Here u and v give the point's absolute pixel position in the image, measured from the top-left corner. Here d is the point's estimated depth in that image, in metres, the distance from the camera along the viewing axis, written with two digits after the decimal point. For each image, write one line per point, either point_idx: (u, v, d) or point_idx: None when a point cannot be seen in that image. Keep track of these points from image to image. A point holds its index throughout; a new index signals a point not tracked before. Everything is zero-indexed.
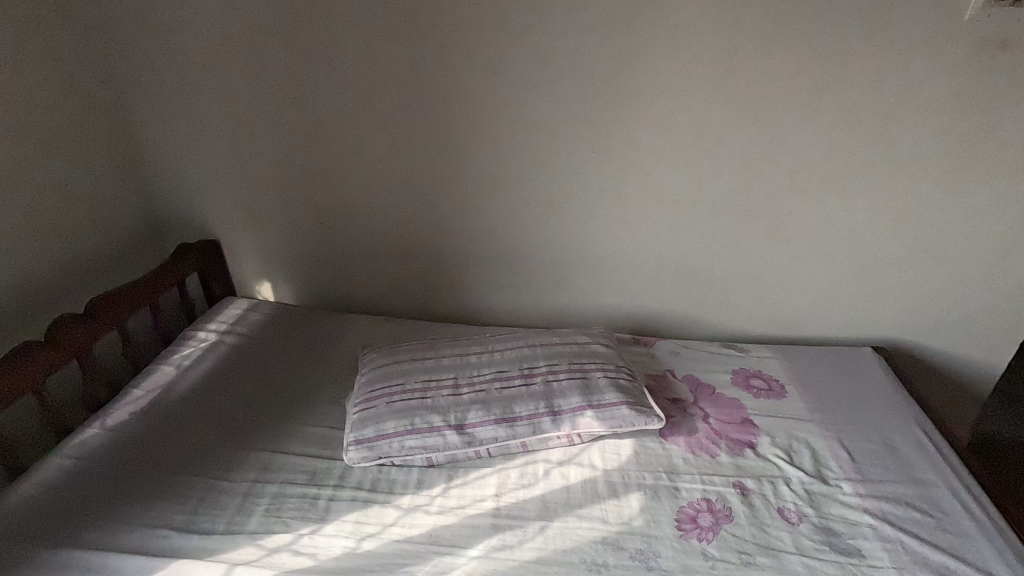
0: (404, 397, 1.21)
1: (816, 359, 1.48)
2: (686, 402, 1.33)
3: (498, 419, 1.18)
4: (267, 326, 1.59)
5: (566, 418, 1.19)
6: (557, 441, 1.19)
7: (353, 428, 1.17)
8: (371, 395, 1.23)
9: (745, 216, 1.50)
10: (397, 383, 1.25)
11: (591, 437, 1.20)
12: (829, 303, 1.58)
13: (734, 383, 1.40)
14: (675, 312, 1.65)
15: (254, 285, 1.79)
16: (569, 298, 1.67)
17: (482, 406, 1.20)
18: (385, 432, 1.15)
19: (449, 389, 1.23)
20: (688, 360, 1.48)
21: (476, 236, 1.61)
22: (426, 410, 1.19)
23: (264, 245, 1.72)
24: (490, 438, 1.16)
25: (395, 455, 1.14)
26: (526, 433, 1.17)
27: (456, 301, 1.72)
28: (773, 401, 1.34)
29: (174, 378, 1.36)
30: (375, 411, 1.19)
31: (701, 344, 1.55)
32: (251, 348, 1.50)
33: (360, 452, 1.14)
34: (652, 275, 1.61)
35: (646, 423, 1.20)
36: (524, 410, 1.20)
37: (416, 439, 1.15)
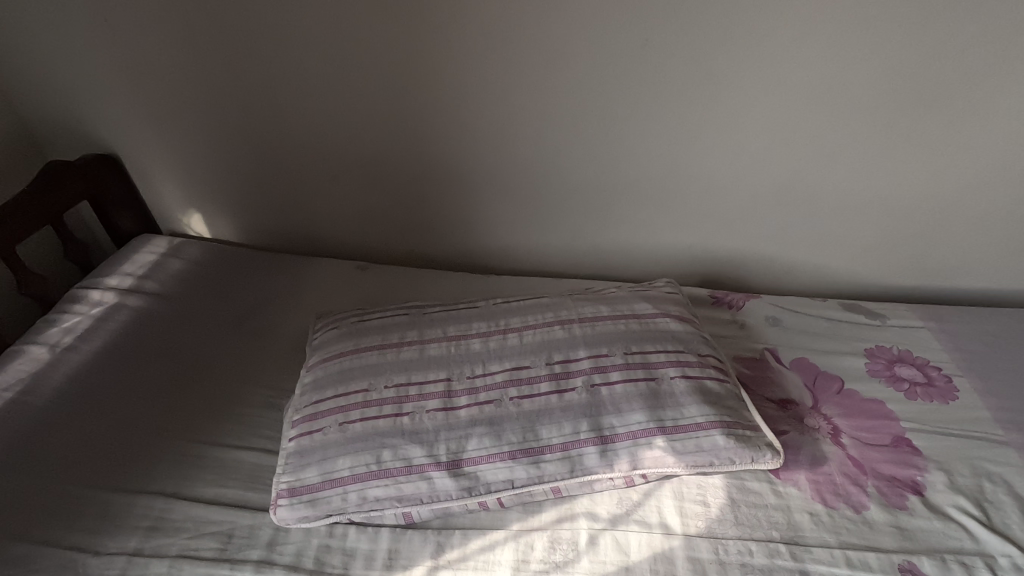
0: (367, 415, 0.77)
1: (992, 332, 0.99)
2: (802, 408, 0.87)
3: (514, 453, 0.74)
4: (190, 279, 1.13)
5: (623, 452, 0.75)
6: (608, 483, 0.76)
7: (286, 467, 0.75)
8: (316, 409, 0.79)
9: (897, 111, 0.97)
10: (357, 389, 0.80)
11: (660, 477, 0.77)
12: (992, 235, 1.11)
13: (873, 372, 0.92)
14: (768, 254, 1.17)
15: (181, 216, 1.31)
16: (616, 234, 1.18)
17: (491, 429, 0.75)
18: (335, 478, 0.73)
19: (439, 401, 0.79)
20: (795, 333, 1.00)
21: (479, 148, 1.09)
22: (401, 439, 0.75)
23: (183, 163, 1.22)
24: (502, 483, 0.73)
25: (354, 511, 0.72)
26: (559, 477, 0.74)
27: (455, 238, 1.23)
28: (938, 405, 0.87)
29: (45, 367, 0.93)
30: (321, 439, 0.76)
31: (812, 305, 1.05)
32: (164, 314, 1.05)
33: (296, 508, 0.72)
34: (743, 201, 1.10)
35: (753, 460, 0.75)
36: (557, 438, 0.75)
37: (386, 488, 0.72)
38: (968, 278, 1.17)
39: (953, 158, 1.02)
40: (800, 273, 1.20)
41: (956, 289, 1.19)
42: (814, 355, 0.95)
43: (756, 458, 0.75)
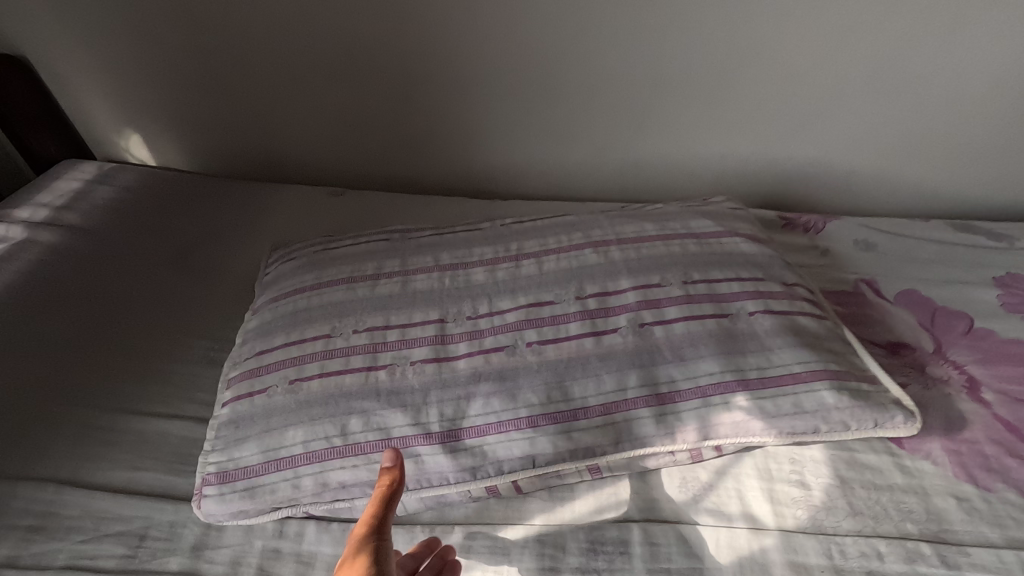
0: (328, 371, 0.55)
1: None
2: (923, 355, 0.64)
3: (535, 419, 0.52)
4: (121, 209, 0.90)
5: (690, 415, 0.53)
6: (667, 458, 0.54)
7: (216, 443, 0.54)
8: (260, 363, 0.57)
9: None
10: (317, 336, 0.58)
11: (740, 449, 0.55)
12: None
13: (1011, 306, 0.69)
14: (850, 169, 0.93)
15: (118, 140, 1.08)
16: (655, 146, 0.93)
17: (501, 387, 0.53)
18: (283, 457, 0.51)
19: (428, 349, 0.56)
20: (897, 260, 0.76)
21: (478, 29, 0.83)
22: (375, 403, 0.53)
23: (110, 67, 0.98)
24: (519, 462, 0.51)
25: (310, 501, 0.51)
26: (600, 452, 0.52)
27: (452, 157, 0.99)
28: None
29: None
30: (264, 403, 0.54)
31: (914, 225, 0.81)
32: (83, 249, 0.82)
33: (229, 500, 0.51)
34: (823, 95, 0.85)
35: (874, 424, 0.53)
36: (594, 398, 0.53)
37: (353, 471, 0.51)
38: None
39: None
40: (889, 194, 0.95)
41: None
42: (928, 288, 0.72)
43: (880, 423, 0.53)
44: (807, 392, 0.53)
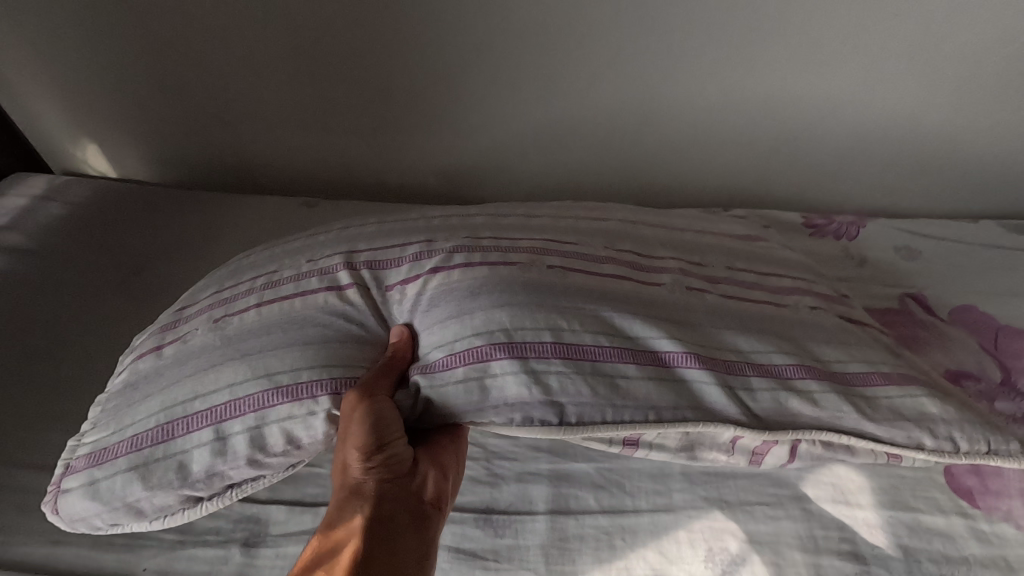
0: (274, 303, 0.48)
1: None
2: (986, 384, 0.54)
3: (566, 353, 0.42)
4: (66, 227, 0.81)
5: (767, 403, 0.44)
6: (720, 449, 0.46)
7: (110, 413, 0.46)
8: (178, 316, 0.51)
9: None
10: (241, 286, 0.52)
11: (817, 452, 0.47)
12: None
13: None
14: (879, 162, 0.84)
15: (75, 148, 0.98)
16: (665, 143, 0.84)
17: (505, 302, 0.44)
18: (184, 418, 0.43)
19: (408, 268, 0.49)
20: (943, 269, 0.67)
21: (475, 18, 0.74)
22: (322, 336, 0.45)
23: (60, 69, 0.88)
24: (553, 398, 0.41)
25: (228, 470, 0.42)
26: (652, 411, 0.42)
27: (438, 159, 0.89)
28: None
29: None
30: (188, 350, 0.47)
31: (960, 229, 0.72)
32: (17, 274, 0.73)
33: (109, 488, 0.42)
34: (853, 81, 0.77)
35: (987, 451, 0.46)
36: (640, 340, 0.44)
37: (297, 420, 0.42)
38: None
39: None
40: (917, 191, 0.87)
41: None
42: (986, 302, 0.62)
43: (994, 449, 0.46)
44: (904, 403, 0.47)
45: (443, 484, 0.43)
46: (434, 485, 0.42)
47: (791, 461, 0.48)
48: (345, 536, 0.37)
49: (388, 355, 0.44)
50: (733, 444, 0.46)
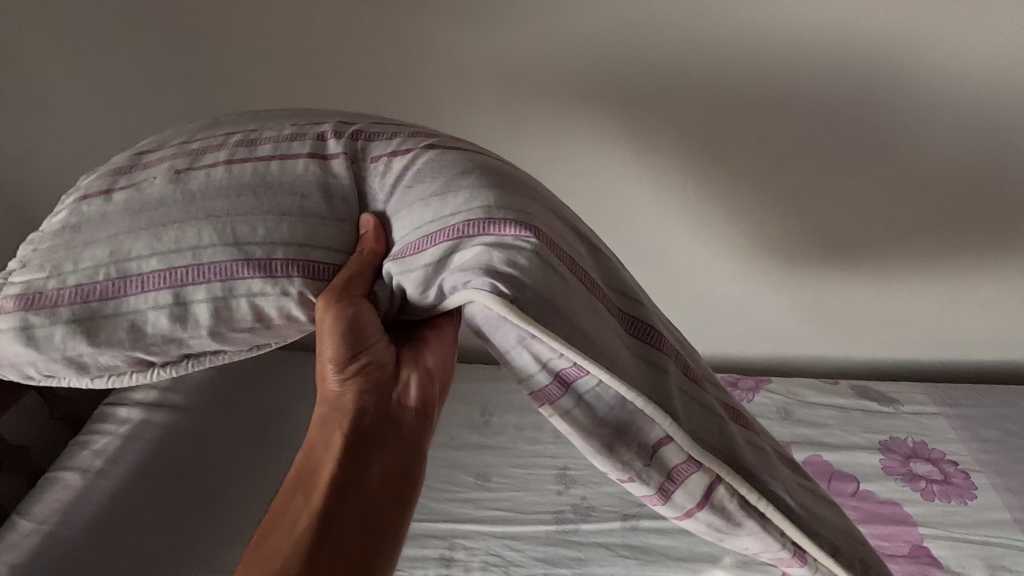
0: (237, 160, 0.54)
1: (1009, 416, 0.98)
2: None
3: (543, 239, 0.46)
4: (210, 391, 1.17)
5: (701, 414, 0.46)
6: (640, 452, 0.44)
7: (47, 258, 0.52)
8: (133, 165, 0.58)
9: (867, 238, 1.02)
10: (207, 144, 0.58)
11: (728, 508, 0.45)
12: (988, 323, 1.13)
13: (888, 471, 0.91)
14: (849, 247, 1.03)
15: None
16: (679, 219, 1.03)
17: (479, 179, 0.50)
18: (137, 275, 0.50)
19: (391, 147, 0.56)
20: (807, 427, 0.99)
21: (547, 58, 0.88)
22: (299, 209, 0.52)
23: None
24: (517, 274, 0.43)
25: (184, 336, 0.50)
26: (598, 349, 0.43)
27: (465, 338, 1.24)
28: (959, 505, 0.86)
29: (78, 495, 0.98)
30: (138, 202, 0.53)
31: (822, 393, 1.05)
32: (187, 431, 1.09)
33: (47, 338, 0.50)
34: (839, 142, 0.92)
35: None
36: (616, 297, 0.50)
37: (270, 298, 0.50)
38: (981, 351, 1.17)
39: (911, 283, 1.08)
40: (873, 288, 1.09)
41: (960, 369, 1.20)
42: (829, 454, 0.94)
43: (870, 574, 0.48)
44: (808, 490, 0.51)
45: (419, 386, 0.54)
46: (414, 387, 0.54)
47: (698, 506, 0.45)
48: (327, 449, 0.50)
49: (364, 247, 0.52)
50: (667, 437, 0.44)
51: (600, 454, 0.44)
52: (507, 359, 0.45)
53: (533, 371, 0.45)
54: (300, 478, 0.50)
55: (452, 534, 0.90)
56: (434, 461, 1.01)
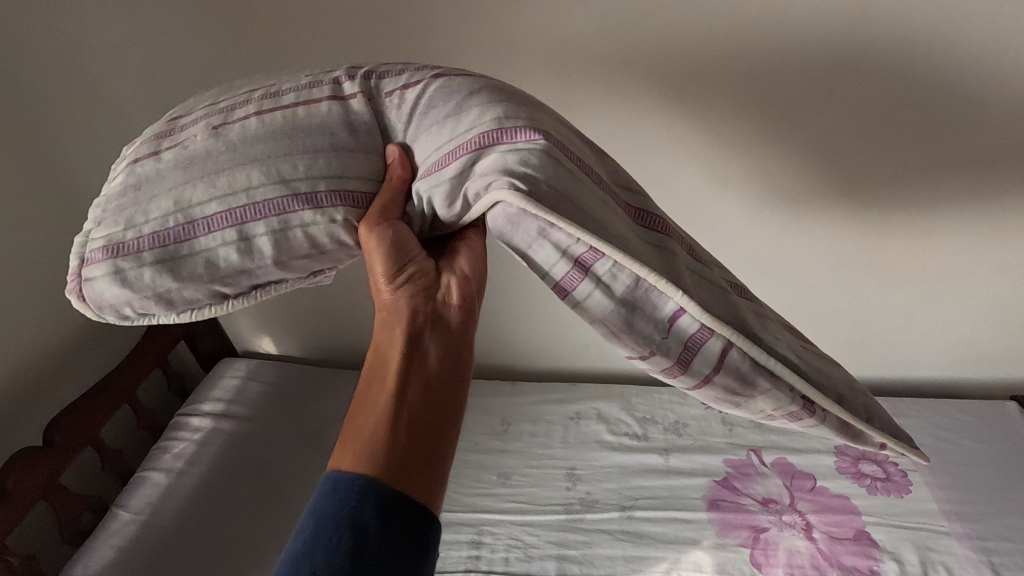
0: (273, 109, 0.58)
1: (943, 427, 1.21)
2: (780, 505, 1.07)
3: (553, 143, 0.51)
4: (269, 403, 1.36)
5: (710, 289, 0.52)
6: (656, 327, 0.50)
7: (117, 212, 0.56)
8: (173, 127, 0.61)
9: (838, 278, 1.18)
10: (234, 101, 0.60)
11: (742, 369, 0.51)
12: (939, 351, 1.30)
13: (841, 470, 1.13)
14: (832, 254, 1.14)
15: (255, 341, 1.54)
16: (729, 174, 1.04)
17: (488, 97, 0.54)
18: (203, 219, 0.54)
19: (406, 80, 0.60)
20: (774, 434, 1.21)
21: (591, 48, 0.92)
22: (330, 146, 0.56)
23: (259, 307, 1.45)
24: (531, 173, 0.49)
25: (253, 267, 0.56)
26: (612, 235, 0.49)
27: (486, 356, 1.43)
28: (895, 496, 1.08)
29: (165, 492, 1.18)
30: (190, 155, 0.57)
31: None
32: (252, 438, 1.28)
33: (138, 278, 0.55)
34: (900, 87, 0.91)
35: (869, 420, 0.55)
36: (618, 195, 0.55)
37: (320, 224, 0.55)
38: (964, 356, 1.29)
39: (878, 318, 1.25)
40: (917, 244, 1.10)
41: (917, 388, 1.38)
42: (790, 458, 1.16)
43: (871, 419, 0.56)
44: (805, 348, 0.57)
45: (460, 287, 0.61)
46: (455, 289, 0.60)
47: (714, 372, 0.51)
48: (390, 347, 0.57)
49: (392, 175, 0.57)
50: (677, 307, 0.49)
51: (620, 330, 0.50)
52: (530, 254, 0.51)
53: (556, 262, 0.50)
54: (370, 375, 0.57)
55: (481, 522, 1.09)
56: (463, 463, 1.21)
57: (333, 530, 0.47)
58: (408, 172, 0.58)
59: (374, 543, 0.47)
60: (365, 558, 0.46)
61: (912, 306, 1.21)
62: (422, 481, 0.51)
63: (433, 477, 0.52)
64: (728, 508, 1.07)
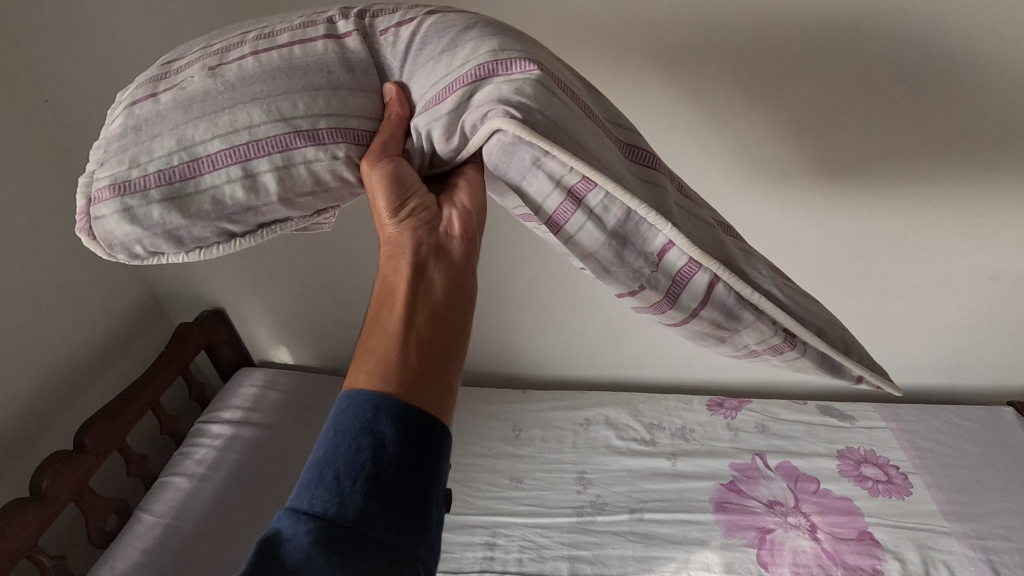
0: (268, 48, 0.55)
1: (942, 431, 1.25)
2: (785, 506, 1.11)
3: (548, 75, 0.50)
4: (286, 410, 1.40)
5: (697, 224, 0.54)
6: (646, 261, 0.51)
7: (116, 153, 0.52)
8: (168, 70, 0.56)
9: (843, 285, 1.22)
10: (230, 42, 0.57)
11: (728, 303, 0.53)
12: (939, 356, 1.34)
13: (844, 473, 1.17)
14: (844, 251, 1.15)
15: (272, 351, 1.58)
16: (744, 146, 0.99)
17: (483, 29, 0.52)
18: (207, 157, 0.51)
19: (401, 16, 0.57)
20: (779, 438, 1.25)
21: (612, 55, 0.90)
22: (328, 84, 0.53)
23: (277, 317, 1.49)
24: (526, 101, 0.47)
25: (259, 205, 0.53)
26: (605, 164, 0.48)
27: (498, 365, 1.47)
28: (896, 498, 1.12)
29: (187, 495, 1.22)
30: (189, 93, 0.53)
31: (792, 412, 1.31)
32: (270, 444, 1.32)
33: (147, 216, 0.52)
34: (926, 90, 0.89)
35: (848, 353, 0.58)
36: (606, 126, 0.54)
37: (324, 162, 0.53)
38: (963, 344, 1.31)
39: (884, 322, 1.28)
40: (937, 214, 1.06)
41: (917, 392, 1.42)
42: (795, 462, 1.19)
43: (850, 353, 0.58)
44: (787, 285, 0.59)
45: (462, 220, 0.58)
46: (456, 221, 0.58)
47: (702, 305, 0.53)
48: (395, 278, 0.56)
49: (390, 113, 0.55)
50: (667, 241, 0.50)
51: (612, 260, 0.51)
52: (524, 186, 0.50)
53: (549, 193, 0.49)
54: (377, 305, 0.56)
55: (494, 524, 1.13)
56: (476, 467, 1.24)
57: (352, 438, 0.47)
58: (402, 108, 0.55)
59: (391, 453, 0.47)
60: (384, 467, 0.46)
61: (911, 312, 1.26)
62: (435, 400, 0.51)
63: (446, 397, 0.52)
64: (734, 509, 1.11)
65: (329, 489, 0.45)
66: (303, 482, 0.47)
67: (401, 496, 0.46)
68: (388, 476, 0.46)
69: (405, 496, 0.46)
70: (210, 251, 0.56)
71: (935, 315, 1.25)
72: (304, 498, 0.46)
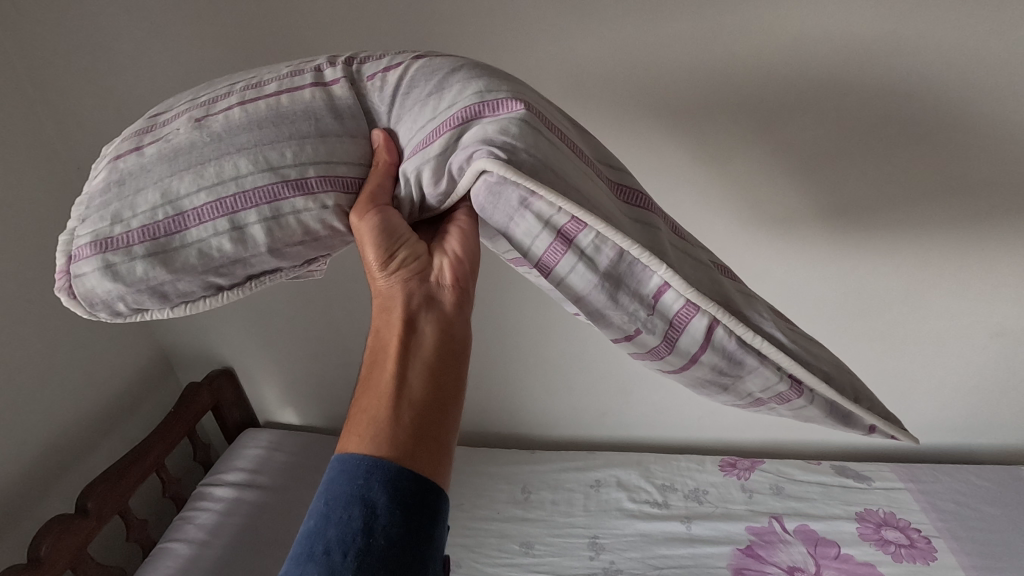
0: (252, 100, 0.59)
1: (962, 492, 1.22)
2: (806, 573, 1.07)
3: (534, 115, 0.54)
4: (288, 472, 1.38)
5: (693, 264, 0.57)
6: (642, 303, 0.53)
7: (100, 211, 0.55)
8: (154, 125, 0.60)
9: (851, 336, 1.22)
10: (218, 94, 0.61)
11: (729, 348, 0.54)
12: (951, 411, 1.33)
13: (863, 537, 1.13)
14: (849, 301, 1.17)
15: (277, 411, 1.58)
16: (748, 199, 1.03)
17: (467, 73, 0.57)
18: (192, 210, 0.55)
19: (388, 63, 0.62)
20: (795, 500, 1.22)
21: (619, 113, 0.96)
22: (316, 131, 0.57)
23: (284, 377, 1.50)
24: (511, 141, 0.51)
25: (247, 256, 0.56)
26: (591, 205, 0.51)
27: (504, 425, 1.46)
28: (920, 564, 1.08)
29: (184, 564, 1.18)
30: (173, 146, 0.57)
31: (807, 473, 1.29)
32: (271, 507, 1.30)
33: (129, 271, 0.54)
34: (913, 144, 0.95)
35: (857, 400, 0.59)
36: (591, 165, 0.58)
37: (315, 212, 0.56)
38: (974, 399, 1.30)
39: (894, 376, 1.28)
40: (935, 265, 1.09)
41: (930, 449, 1.40)
42: (812, 525, 1.16)
43: (860, 400, 0.60)
44: (789, 328, 0.61)
45: (453, 268, 0.61)
46: (447, 270, 0.61)
47: (701, 350, 0.54)
48: (388, 330, 0.58)
49: (378, 159, 0.59)
50: (661, 286, 0.53)
51: (605, 303, 0.53)
52: (513, 229, 0.53)
53: (537, 234, 0.52)
54: (371, 362, 0.57)
55: None
56: (484, 532, 1.21)
57: (344, 507, 0.48)
58: (389, 153, 0.59)
59: (384, 523, 0.47)
60: (377, 538, 0.46)
61: (919, 366, 1.26)
62: (427, 458, 0.52)
63: (439, 448, 0.53)
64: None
65: (320, 564, 0.46)
66: (295, 555, 0.48)
67: (395, 566, 0.46)
68: (382, 548, 0.46)
69: (399, 566, 0.46)
70: (195, 305, 0.59)
71: (942, 371, 1.26)
72: (295, 572, 0.46)
